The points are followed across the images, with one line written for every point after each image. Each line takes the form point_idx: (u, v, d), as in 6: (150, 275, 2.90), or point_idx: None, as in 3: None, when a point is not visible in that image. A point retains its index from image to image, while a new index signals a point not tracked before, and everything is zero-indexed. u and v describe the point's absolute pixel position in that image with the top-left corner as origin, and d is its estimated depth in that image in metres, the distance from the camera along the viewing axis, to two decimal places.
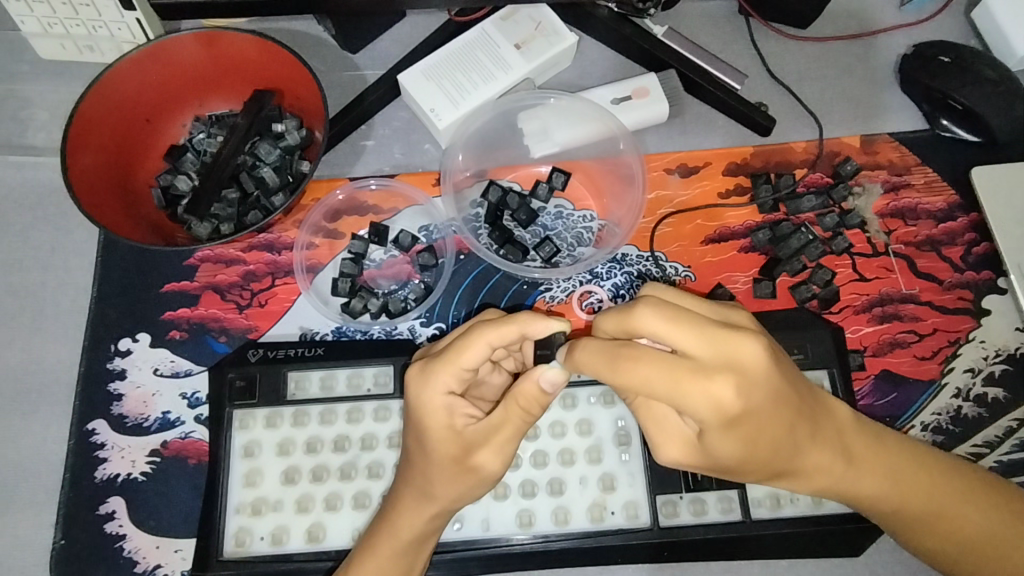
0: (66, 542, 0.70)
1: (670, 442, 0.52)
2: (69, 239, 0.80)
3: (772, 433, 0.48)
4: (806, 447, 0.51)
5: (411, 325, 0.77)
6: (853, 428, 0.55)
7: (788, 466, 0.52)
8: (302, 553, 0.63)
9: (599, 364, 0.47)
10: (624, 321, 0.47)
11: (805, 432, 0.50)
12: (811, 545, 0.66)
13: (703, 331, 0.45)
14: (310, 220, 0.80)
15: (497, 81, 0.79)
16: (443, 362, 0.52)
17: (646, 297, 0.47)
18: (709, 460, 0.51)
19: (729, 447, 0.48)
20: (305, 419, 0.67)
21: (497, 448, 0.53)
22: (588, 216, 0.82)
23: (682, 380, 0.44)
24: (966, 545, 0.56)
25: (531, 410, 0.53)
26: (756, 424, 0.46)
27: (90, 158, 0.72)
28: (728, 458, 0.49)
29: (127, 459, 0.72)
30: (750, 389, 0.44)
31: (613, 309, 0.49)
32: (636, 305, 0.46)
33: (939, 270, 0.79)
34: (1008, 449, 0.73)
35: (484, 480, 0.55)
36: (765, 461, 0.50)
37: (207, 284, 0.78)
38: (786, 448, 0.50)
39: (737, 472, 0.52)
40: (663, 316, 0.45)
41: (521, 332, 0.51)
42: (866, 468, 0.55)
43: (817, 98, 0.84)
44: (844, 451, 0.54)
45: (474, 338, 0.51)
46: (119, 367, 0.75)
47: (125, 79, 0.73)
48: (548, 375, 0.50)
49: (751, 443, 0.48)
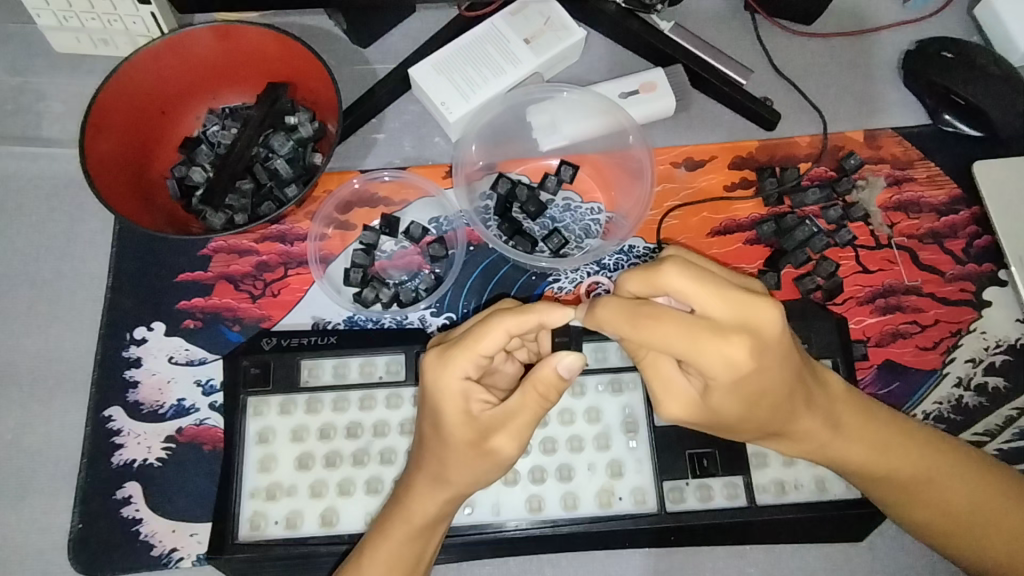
0: (84, 525, 0.71)
1: (672, 401, 0.53)
2: (84, 229, 0.81)
3: (772, 397, 0.49)
4: (800, 413, 0.53)
5: (422, 315, 0.78)
6: (845, 397, 0.56)
7: (782, 427, 0.54)
8: (316, 536, 0.64)
9: (619, 321, 0.48)
10: (650, 279, 0.47)
11: (802, 400, 0.52)
12: (815, 529, 0.67)
13: (725, 294, 0.45)
14: (323, 212, 0.81)
15: (507, 75, 0.80)
16: (463, 348, 0.53)
17: (672, 256, 0.48)
18: (710, 419, 0.53)
19: (732, 407, 0.50)
20: (318, 406, 0.68)
21: (515, 432, 0.55)
22: (597, 208, 0.84)
23: (699, 339, 0.45)
24: (952, 517, 0.58)
25: (548, 397, 0.54)
26: (762, 388, 0.48)
27: (107, 147, 0.74)
28: (730, 415, 0.51)
29: (143, 445, 0.74)
30: (764, 352, 0.46)
31: (637, 268, 0.49)
32: (663, 264, 0.46)
33: (941, 262, 0.80)
34: (1008, 437, 0.75)
35: (500, 463, 0.56)
36: (762, 421, 0.52)
37: (221, 274, 0.79)
38: (781, 412, 0.52)
39: (735, 430, 0.54)
40: (689, 277, 0.45)
41: (539, 321, 0.53)
42: (857, 436, 0.56)
43: (820, 93, 0.86)
44: (835, 419, 0.56)
45: (492, 326, 0.52)
46: (135, 355, 0.76)
47: (143, 69, 0.75)
48: (565, 361, 0.52)
49: (753, 404, 0.49)
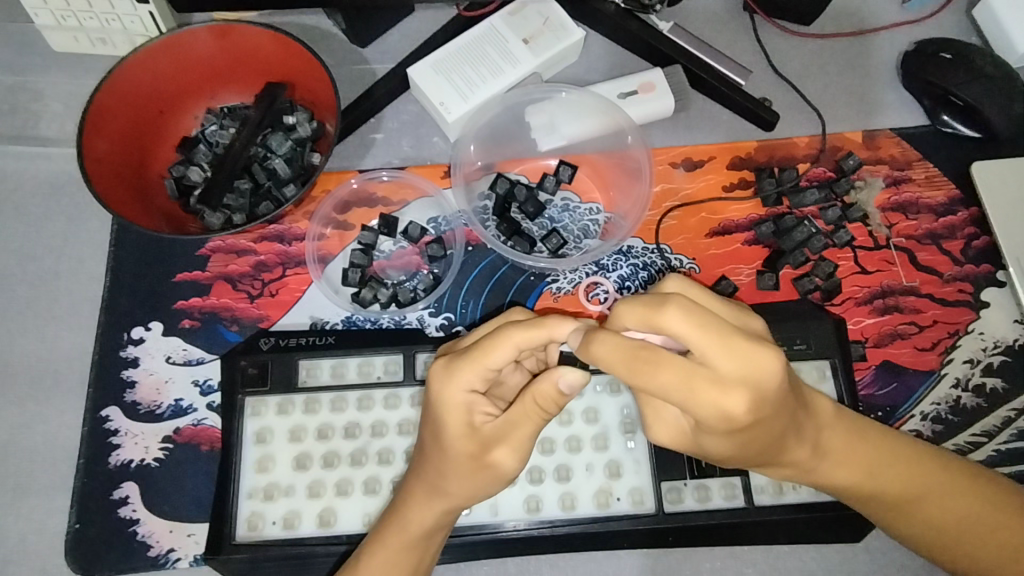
0: (81, 526, 0.71)
1: (662, 426, 0.54)
2: (81, 228, 0.81)
3: (764, 436, 0.49)
4: (790, 445, 0.53)
5: (420, 315, 0.78)
6: (834, 423, 0.56)
7: (772, 459, 0.54)
8: (314, 537, 0.64)
9: (617, 361, 0.47)
10: (649, 317, 0.46)
11: (792, 433, 0.52)
12: (812, 529, 0.67)
13: (727, 344, 0.44)
14: (322, 212, 0.81)
15: (505, 75, 0.80)
16: (469, 361, 0.53)
17: (675, 293, 0.46)
18: (698, 448, 0.53)
19: (723, 445, 0.51)
20: (316, 406, 0.68)
21: (514, 446, 0.55)
22: (595, 209, 0.84)
23: (696, 387, 0.45)
24: (941, 530, 0.58)
25: (547, 409, 0.54)
26: (756, 430, 0.48)
27: (104, 147, 0.74)
28: (719, 449, 0.52)
29: (140, 445, 0.73)
30: (763, 402, 0.45)
31: (637, 299, 0.47)
32: (665, 304, 0.45)
33: (939, 263, 0.80)
34: (1007, 438, 0.75)
35: (500, 479, 0.56)
36: (754, 453, 0.52)
37: (219, 274, 0.79)
38: (773, 445, 0.52)
39: (725, 460, 0.54)
40: (690, 322, 0.44)
41: (549, 336, 0.52)
42: (844, 460, 0.57)
43: (819, 93, 0.86)
44: (822, 445, 0.56)
45: (502, 338, 0.52)
46: (133, 355, 0.76)
47: (141, 69, 0.74)
48: (567, 378, 0.51)
49: (744, 443, 0.50)
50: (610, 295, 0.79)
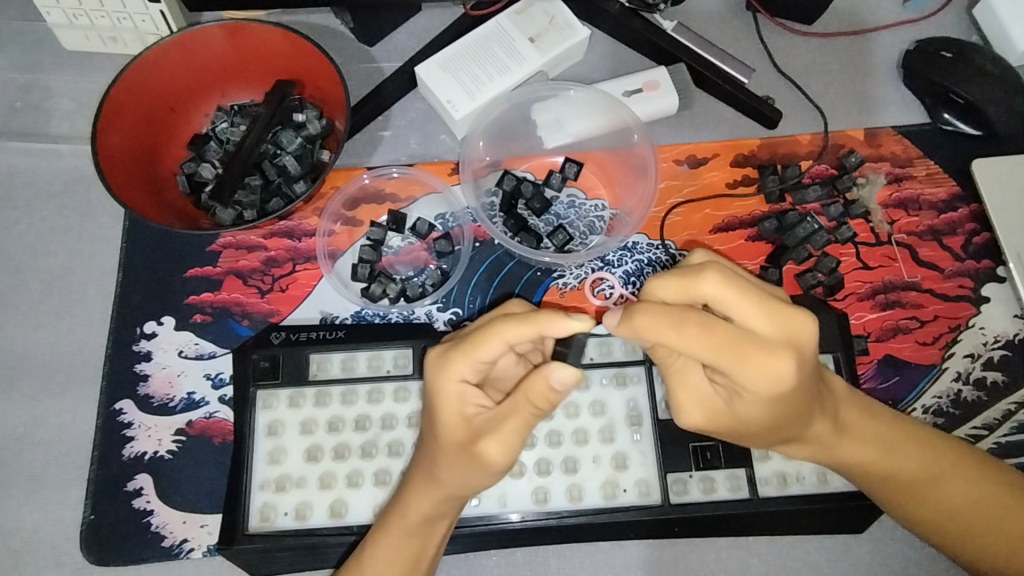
0: (96, 517, 0.72)
1: (691, 408, 0.55)
2: (93, 225, 0.82)
3: (793, 407, 0.52)
4: (813, 418, 0.55)
5: (428, 310, 0.79)
6: (849, 400, 0.59)
7: (796, 433, 0.56)
8: (325, 527, 0.65)
9: (664, 326, 0.48)
10: (689, 286, 0.49)
11: (814, 407, 0.54)
12: (816, 521, 0.68)
13: (766, 306, 0.48)
14: (331, 209, 0.82)
15: (512, 73, 0.82)
16: (461, 353, 0.55)
17: (708, 266, 0.50)
18: (725, 427, 0.55)
19: (757, 418, 0.52)
20: (327, 399, 0.69)
21: (503, 439, 0.54)
22: (600, 206, 0.85)
23: (745, 348, 0.47)
24: (954, 515, 0.59)
25: (540, 405, 0.53)
26: (790, 399, 0.50)
27: (118, 141, 0.75)
28: (749, 423, 0.53)
29: (154, 438, 0.75)
30: (803, 363, 0.48)
31: (669, 274, 0.51)
32: (703, 272, 0.49)
33: (940, 259, 0.81)
34: (1008, 431, 0.76)
35: (490, 471, 0.56)
36: (777, 428, 0.54)
37: (230, 270, 0.80)
38: (796, 419, 0.54)
39: (751, 437, 0.56)
40: (729, 286, 0.48)
41: (538, 332, 0.53)
42: (861, 436, 0.59)
43: (821, 91, 0.87)
44: (840, 420, 0.58)
45: (492, 333, 0.53)
46: (145, 349, 0.77)
47: (154, 66, 0.76)
48: (558, 373, 0.51)
49: (775, 414, 0.52)
50: (615, 290, 0.80)
